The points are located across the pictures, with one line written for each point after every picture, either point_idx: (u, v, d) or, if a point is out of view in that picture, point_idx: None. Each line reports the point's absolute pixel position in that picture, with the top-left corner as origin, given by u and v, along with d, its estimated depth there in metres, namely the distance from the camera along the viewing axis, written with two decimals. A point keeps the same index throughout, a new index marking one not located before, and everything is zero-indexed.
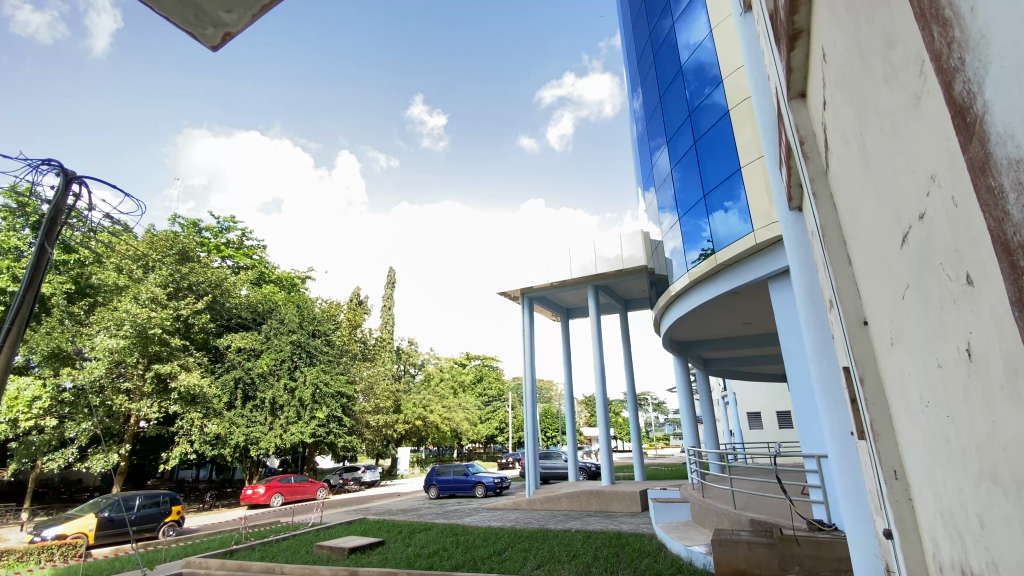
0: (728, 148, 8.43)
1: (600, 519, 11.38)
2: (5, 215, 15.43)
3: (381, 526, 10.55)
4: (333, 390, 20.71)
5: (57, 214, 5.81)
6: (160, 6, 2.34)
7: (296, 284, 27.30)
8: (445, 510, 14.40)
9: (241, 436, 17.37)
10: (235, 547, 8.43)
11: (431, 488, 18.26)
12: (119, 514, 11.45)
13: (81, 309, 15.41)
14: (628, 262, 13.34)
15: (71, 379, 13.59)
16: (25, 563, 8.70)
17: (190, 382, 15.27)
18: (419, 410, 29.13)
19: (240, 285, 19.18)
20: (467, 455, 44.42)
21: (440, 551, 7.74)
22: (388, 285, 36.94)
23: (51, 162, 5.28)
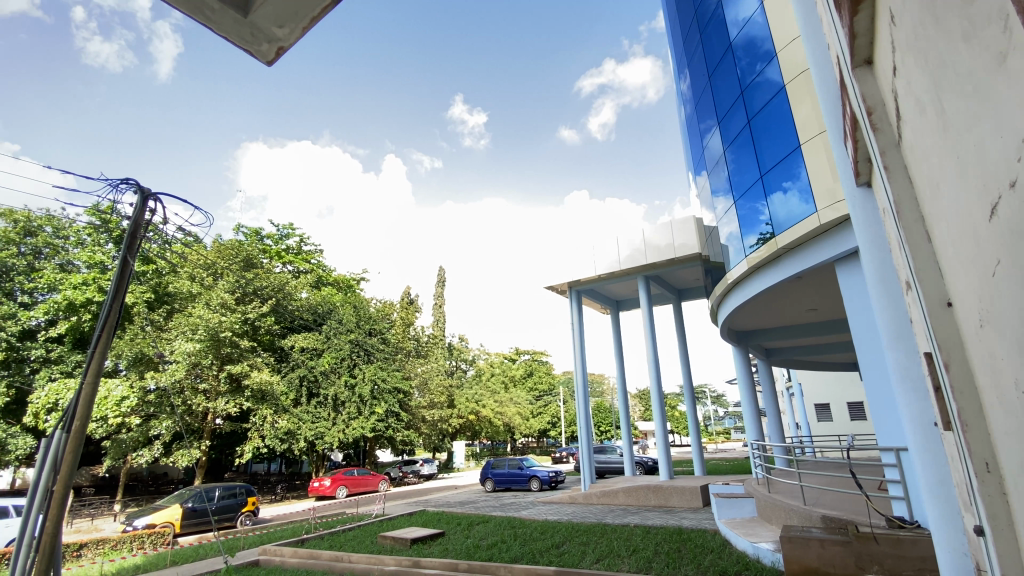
0: (785, 125, 7.98)
1: (659, 514, 11.16)
2: (92, 232, 16.94)
3: (440, 519, 10.81)
4: (389, 386, 21.43)
5: (137, 229, 6.30)
6: (219, 27, 2.49)
7: (351, 286, 28.40)
8: (501, 503, 14.58)
9: (309, 431, 18.31)
10: (305, 537, 8.90)
11: (487, 482, 18.54)
12: (201, 504, 12.40)
13: (160, 315, 16.69)
14: (679, 250, 12.94)
15: (154, 381, 14.76)
16: (120, 551, 9.53)
17: (260, 381, 16.28)
18: (472, 405, 29.64)
19: (301, 288, 20.18)
20: (521, 449, 44.81)
21: (498, 543, 7.84)
22: (437, 283, 37.69)
23: (128, 179, 5.71)
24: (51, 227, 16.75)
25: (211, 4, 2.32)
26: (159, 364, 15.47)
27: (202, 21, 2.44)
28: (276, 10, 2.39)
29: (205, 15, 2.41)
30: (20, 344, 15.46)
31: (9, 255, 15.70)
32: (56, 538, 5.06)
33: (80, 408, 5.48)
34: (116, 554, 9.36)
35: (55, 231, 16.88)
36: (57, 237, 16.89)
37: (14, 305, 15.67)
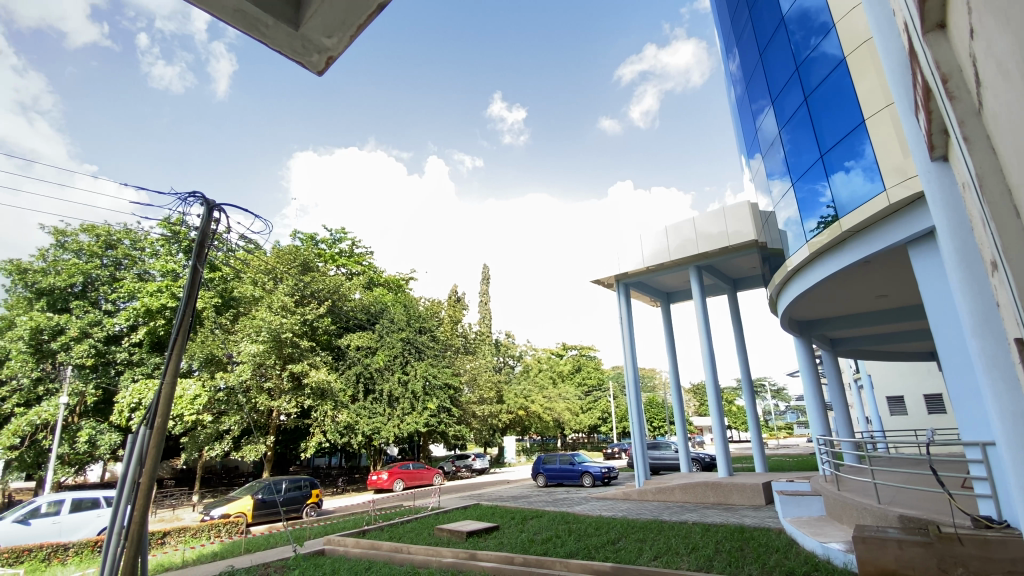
0: (847, 100, 7.49)
1: (719, 512, 10.83)
2: (164, 243, 18.25)
3: (494, 512, 10.95)
4: (440, 382, 21.94)
5: (205, 239, 6.72)
6: (273, 41, 2.61)
7: (401, 285, 29.20)
8: (554, 498, 14.60)
9: (367, 426, 18.99)
10: (367, 528, 9.27)
11: (539, 477, 18.60)
12: (270, 495, 13.15)
13: (226, 319, 17.76)
14: (733, 238, 12.44)
15: (224, 380, 15.75)
16: (199, 539, 10.26)
17: (319, 379, 17.02)
18: (522, 400, 29.83)
19: (354, 289, 20.95)
20: (571, 445, 44.68)
21: (553, 538, 7.85)
22: (483, 280, 38.07)
23: (195, 192, 6.10)
24: (129, 240, 18.17)
25: (266, 20, 2.44)
26: (227, 364, 16.49)
27: (258, 38, 2.58)
28: (325, 21, 2.48)
29: (261, 31, 2.54)
30: (107, 348, 16.88)
31: (94, 267, 17.24)
32: (143, 528, 5.47)
33: (161, 407, 5.90)
34: (196, 541, 10.09)
35: (133, 243, 18.30)
36: (134, 249, 18.31)
37: (100, 313, 17.12)
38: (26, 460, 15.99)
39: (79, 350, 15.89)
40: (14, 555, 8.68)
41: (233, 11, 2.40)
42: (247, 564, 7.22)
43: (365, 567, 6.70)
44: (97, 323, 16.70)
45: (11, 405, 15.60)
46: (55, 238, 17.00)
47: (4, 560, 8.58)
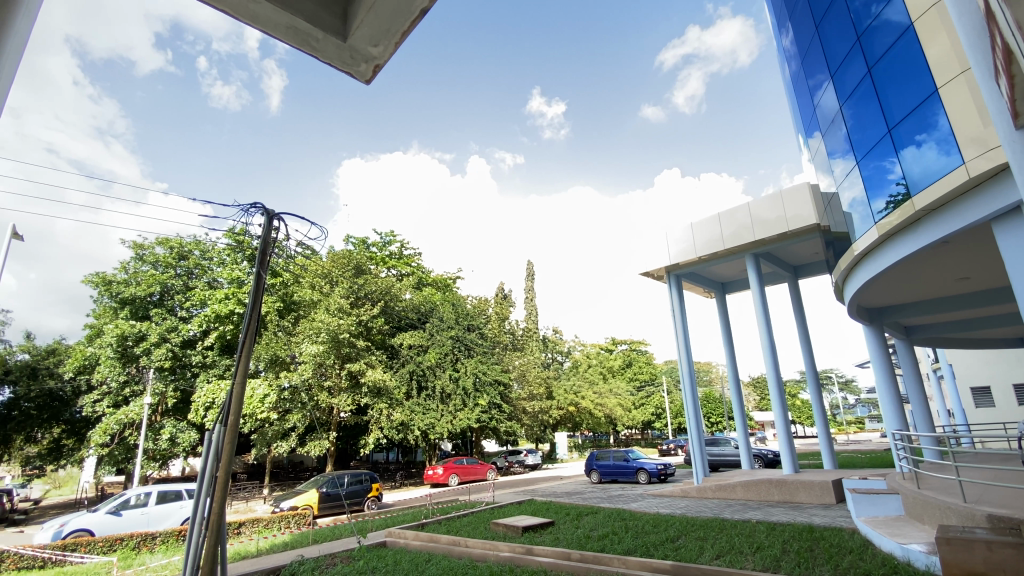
0: (916, 68, 6.94)
1: (785, 510, 10.36)
2: (230, 252, 19.42)
3: (549, 508, 10.98)
4: (490, 378, 22.23)
5: (267, 246, 7.10)
6: (323, 55, 2.72)
7: (448, 284, 29.78)
8: (609, 495, 14.45)
9: (421, 423, 19.50)
10: (425, 521, 9.54)
11: (593, 473, 18.47)
12: (334, 489, 13.76)
13: (287, 321, 18.71)
14: (792, 223, 11.82)
15: (288, 380, 16.64)
16: (271, 529, 10.89)
17: (376, 377, 17.63)
18: (572, 396, 29.67)
19: (404, 289, 21.55)
20: (625, 441, 44.02)
21: (610, 535, 7.79)
22: (529, 277, 38.12)
23: (256, 203, 6.43)
24: (199, 250, 19.49)
25: (316, 34, 2.55)
26: (290, 364, 17.40)
27: (310, 52, 2.70)
28: (372, 29, 2.55)
29: (311, 45, 2.66)
30: (183, 352, 18.18)
31: (169, 277, 18.64)
32: (221, 518, 5.87)
33: (233, 405, 6.28)
34: (268, 532, 10.73)
35: (202, 254, 19.59)
36: (204, 259, 19.61)
37: (176, 319, 18.46)
38: (117, 456, 17.50)
39: (158, 353, 17.23)
40: (110, 542, 9.54)
41: (286, 28, 2.53)
42: (315, 554, 7.62)
43: (425, 559, 6.90)
44: (174, 329, 18.03)
45: (104, 406, 17.14)
46: (135, 252, 18.49)
47: (102, 547, 9.44)
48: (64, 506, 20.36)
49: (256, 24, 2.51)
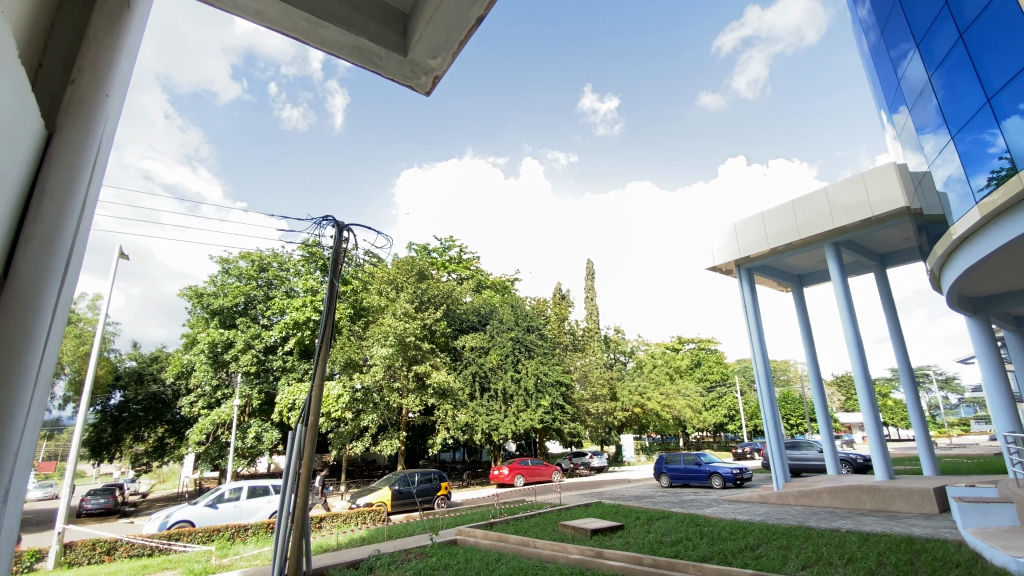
0: (1015, 30, 6.23)
1: (879, 519, 9.54)
2: (305, 263, 20.67)
3: (618, 511, 10.78)
4: (552, 379, 22.20)
5: (338, 256, 7.49)
6: (386, 71, 2.85)
7: (507, 286, 30.10)
8: (681, 499, 13.96)
9: (485, 424, 19.83)
10: (494, 520, 9.66)
11: (663, 476, 17.94)
12: (405, 487, 14.26)
13: (358, 326, 19.65)
14: (877, 207, 10.90)
15: (360, 381, 17.47)
16: (349, 524, 11.46)
17: (440, 378, 18.14)
18: (637, 398, 29.01)
19: (465, 293, 22.06)
20: (695, 444, 42.32)
21: (684, 540, 7.52)
22: (588, 276, 37.69)
23: (327, 216, 6.81)
24: (277, 262, 20.91)
25: (378, 52, 2.67)
26: (362, 367, 18.30)
27: (372, 70, 2.83)
28: (430, 42, 2.64)
29: (375, 63, 2.78)
30: (266, 356, 19.50)
31: (252, 288, 20.18)
32: (305, 512, 6.25)
33: (312, 406, 6.63)
34: (346, 526, 11.31)
35: (280, 265, 21.01)
36: (282, 270, 21.02)
37: (259, 327, 19.88)
38: (212, 453, 19.13)
39: (244, 359, 18.72)
40: (209, 532, 10.42)
41: (352, 48, 2.66)
42: (390, 549, 7.93)
43: (495, 558, 6.99)
44: (257, 335, 19.46)
45: (199, 407, 18.82)
46: (222, 266, 20.13)
47: (202, 537, 10.33)
48: (167, 499, 22.46)
49: (324, 48, 2.67)
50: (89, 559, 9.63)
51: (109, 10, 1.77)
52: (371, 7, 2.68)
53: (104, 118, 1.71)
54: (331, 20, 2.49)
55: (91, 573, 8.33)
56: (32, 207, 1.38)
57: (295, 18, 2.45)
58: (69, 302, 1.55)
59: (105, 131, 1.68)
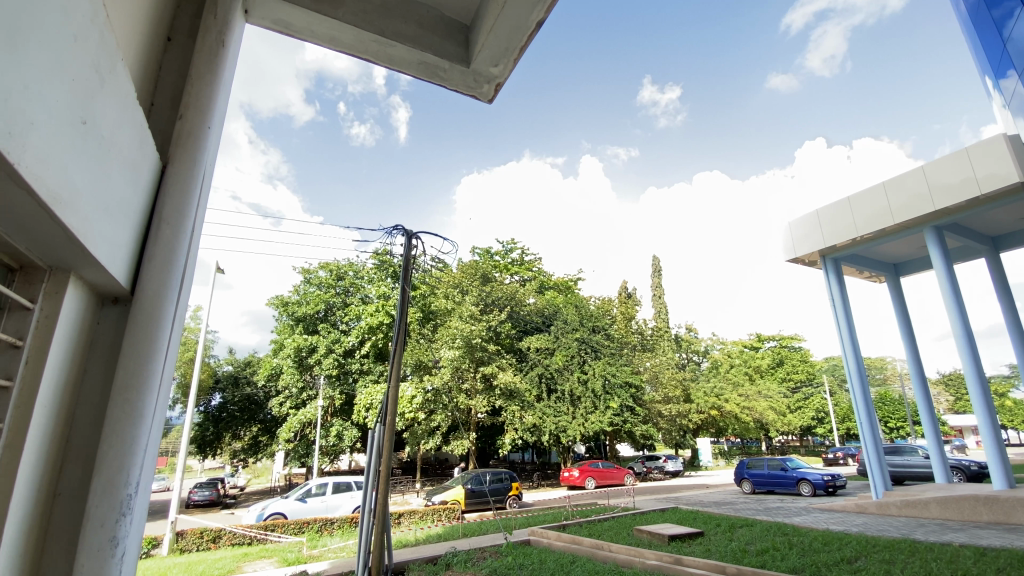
0: None
1: (999, 533, 8.50)
2: (377, 271, 21.70)
3: (697, 517, 10.36)
4: (621, 380, 21.71)
5: (408, 264, 7.80)
6: (450, 84, 2.97)
7: (571, 287, 29.92)
8: (766, 507, 13.15)
9: (552, 425, 19.85)
10: (567, 522, 9.61)
11: (746, 482, 17.03)
12: (478, 486, 14.53)
13: (428, 329, 20.31)
14: (985, 184, 9.72)
15: (431, 382, 18.01)
16: (426, 521, 11.87)
17: (507, 380, 18.40)
18: (713, 400, 27.70)
19: (528, 294, 22.21)
20: (779, 448, 39.70)
21: (771, 550, 7.09)
22: (655, 273, 36.53)
23: (398, 226, 7.13)
24: (353, 271, 22.16)
25: (443, 65, 2.78)
26: (432, 369, 18.84)
27: (438, 83, 2.95)
28: (493, 50, 2.71)
29: (440, 77, 2.90)
30: (345, 360, 20.60)
31: (331, 296, 21.47)
32: (386, 509, 6.53)
33: (389, 407, 6.92)
34: (424, 523, 11.74)
35: (355, 274, 22.25)
36: (357, 278, 22.24)
37: (338, 332, 21.02)
38: (300, 451, 20.60)
39: (326, 362, 19.91)
40: (300, 525, 11.20)
41: (418, 64, 2.78)
42: (466, 547, 8.12)
43: (570, 560, 6.96)
44: (337, 340, 20.61)
45: (287, 407, 20.30)
46: (304, 276, 21.59)
47: (294, 529, 11.12)
48: (262, 492, 24.39)
49: (392, 66, 2.81)
50: (199, 546, 10.65)
51: (206, 51, 2.11)
52: (434, 22, 2.79)
53: (206, 153, 2.07)
54: (398, 39, 2.62)
55: (202, 559, 9.24)
56: (154, 229, 1.87)
57: (365, 41, 2.60)
58: (186, 296, 2.04)
59: (208, 157, 2.09)
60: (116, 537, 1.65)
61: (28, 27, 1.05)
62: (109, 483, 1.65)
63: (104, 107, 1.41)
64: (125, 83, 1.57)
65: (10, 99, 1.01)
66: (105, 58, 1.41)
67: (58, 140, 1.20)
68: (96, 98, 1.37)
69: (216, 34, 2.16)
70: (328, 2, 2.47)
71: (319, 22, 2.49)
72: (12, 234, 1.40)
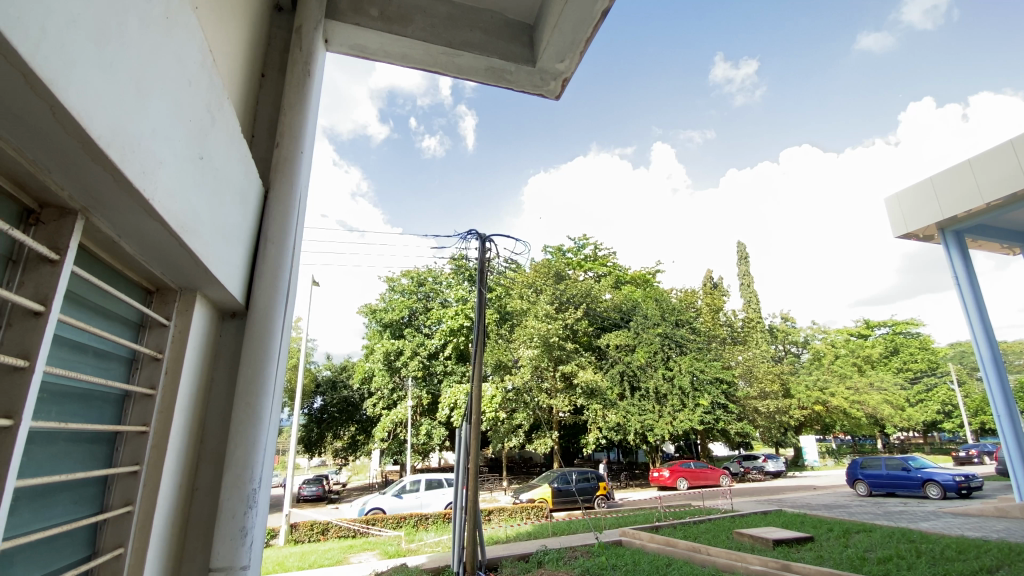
0: None
1: None
2: (454, 276, 22.40)
3: (805, 521, 9.58)
4: (710, 376, 20.62)
5: (483, 267, 7.97)
6: (516, 85, 2.98)
7: (649, 280, 28.93)
8: (886, 510, 11.86)
9: (637, 424, 19.35)
10: (660, 524, 9.30)
11: (860, 484, 15.47)
12: (565, 485, 14.50)
13: (505, 330, 20.58)
14: None
15: (512, 382, 18.28)
16: (515, 518, 12.05)
17: (588, 378, 18.21)
18: (816, 394, 25.47)
19: (604, 290, 21.81)
20: (898, 446, 35.71)
21: (895, 559, 6.38)
22: (742, 260, 34.30)
23: (471, 231, 7.30)
24: (432, 276, 23.10)
25: (509, 67, 2.82)
26: (512, 368, 19.04)
27: (505, 87, 2.98)
28: (558, 46, 2.69)
29: (506, 79, 2.92)
30: (430, 362, 21.43)
31: (413, 302, 22.45)
32: (476, 506, 6.64)
33: (473, 406, 7.07)
34: (513, 520, 11.91)
35: (434, 279, 23.17)
36: (436, 283, 23.15)
37: (422, 336, 21.93)
38: (394, 448, 21.84)
39: (412, 365, 20.84)
40: (398, 520, 11.80)
41: (485, 70, 2.82)
42: (557, 546, 8.11)
43: (665, 563, 6.73)
44: (421, 344, 21.48)
45: (380, 408, 21.53)
46: (388, 284, 22.79)
47: (392, 523, 11.74)
48: (362, 489, 26.08)
49: (461, 76, 2.88)
50: (310, 537, 11.61)
51: (296, 81, 2.29)
52: (499, 26, 2.83)
53: (300, 177, 2.25)
54: (466, 48, 2.68)
55: (314, 549, 10.06)
56: (261, 249, 2.07)
57: (435, 53, 2.68)
58: (293, 308, 2.23)
59: (302, 179, 2.27)
60: (245, 528, 1.82)
61: (155, 82, 1.19)
62: (238, 478, 1.84)
63: (216, 143, 1.58)
64: (232, 120, 1.75)
65: (143, 143, 1.16)
66: (215, 99, 1.57)
67: (183, 174, 1.36)
68: (210, 134, 1.53)
69: (303, 64, 2.33)
70: (398, 21, 2.60)
71: (392, 42, 2.62)
72: (150, 259, 1.60)
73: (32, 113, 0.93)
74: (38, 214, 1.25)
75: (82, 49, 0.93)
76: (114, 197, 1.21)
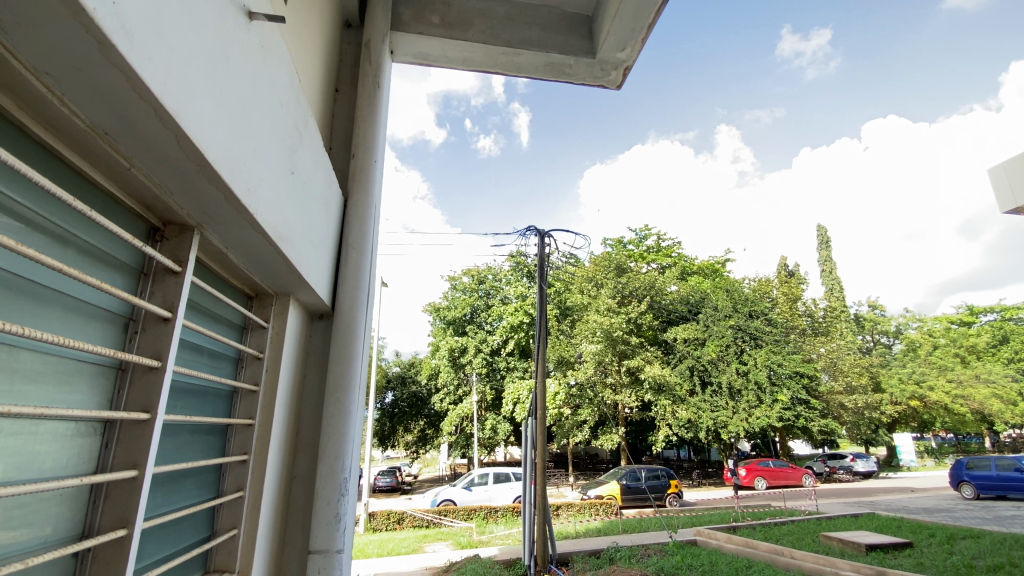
0: None
1: None
2: (514, 273, 22.55)
3: (901, 526, 8.81)
4: (789, 370, 19.40)
5: (542, 262, 7.98)
6: (577, 78, 2.96)
7: (717, 270, 27.61)
8: (997, 515, 10.68)
9: (709, 420, 18.64)
10: (737, 524, 8.91)
11: (965, 486, 14.01)
12: (635, 483, 14.28)
13: (567, 325, 20.45)
14: None
15: (575, 377, 18.22)
16: (584, 514, 12.00)
17: (655, 373, 17.72)
18: (912, 388, 23.24)
19: (669, 282, 21.12)
20: (1012, 445, 31.96)
21: (1009, 568, 5.76)
22: (821, 245, 31.87)
23: (530, 227, 7.34)
24: (492, 274, 23.43)
25: (569, 61, 2.81)
26: (575, 364, 18.97)
27: (566, 81, 2.97)
28: (618, 35, 2.64)
29: (567, 73, 2.91)
30: (493, 358, 21.79)
31: (475, 299, 22.86)
32: (544, 500, 6.67)
33: (538, 401, 7.12)
34: (583, 516, 11.88)
35: (494, 276, 23.51)
36: (496, 280, 23.49)
37: (484, 332, 22.26)
38: (461, 442, 22.50)
39: (476, 361, 21.26)
40: (469, 511, 12.17)
41: (545, 65, 2.83)
42: (629, 543, 7.99)
43: (745, 564, 6.45)
44: (484, 340, 21.85)
45: (447, 403, 22.13)
46: (451, 283, 23.37)
47: (463, 514, 12.12)
48: (433, 481, 26.97)
49: (521, 74, 2.90)
50: (387, 525, 12.16)
51: (366, 93, 2.42)
52: (557, 21, 2.82)
53: (374, 184, 2.37)
54: (525, 46, 2.70)
55: (391, 537, 10.57)
56: (343, 255, 2.21)
57: (494, 54, 2.72)
58: (372, 307, 2.35)
59: (377, 188, 2.39)
60: (339, 513, 1.96)
61: (253, 105, 1.31)
62: (330, 467, 1.98)
63: (304, 158, 1.71)
64: (316, 136, 1.88)
65: (246, 162, 1.28)
66: (301, 118, 1.70)
67: (278, 189, 1.49)
68: (299, 150, 1.66)
69: (372, 77, 2.45)
70: (459, 26, 2.66)
71: (453, 47, 2.69)
72: (251, 267, 1.75)
73: (161, 141, 1.06)
74: (162, 230, 1.41)
75: (197, 80, 1.04)
76: (223, 213, 1.34)
